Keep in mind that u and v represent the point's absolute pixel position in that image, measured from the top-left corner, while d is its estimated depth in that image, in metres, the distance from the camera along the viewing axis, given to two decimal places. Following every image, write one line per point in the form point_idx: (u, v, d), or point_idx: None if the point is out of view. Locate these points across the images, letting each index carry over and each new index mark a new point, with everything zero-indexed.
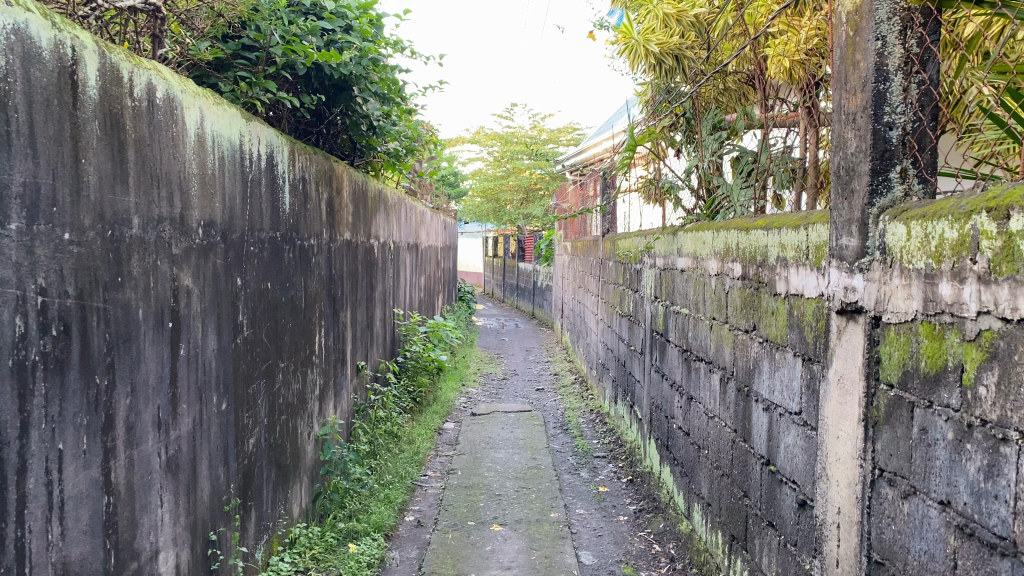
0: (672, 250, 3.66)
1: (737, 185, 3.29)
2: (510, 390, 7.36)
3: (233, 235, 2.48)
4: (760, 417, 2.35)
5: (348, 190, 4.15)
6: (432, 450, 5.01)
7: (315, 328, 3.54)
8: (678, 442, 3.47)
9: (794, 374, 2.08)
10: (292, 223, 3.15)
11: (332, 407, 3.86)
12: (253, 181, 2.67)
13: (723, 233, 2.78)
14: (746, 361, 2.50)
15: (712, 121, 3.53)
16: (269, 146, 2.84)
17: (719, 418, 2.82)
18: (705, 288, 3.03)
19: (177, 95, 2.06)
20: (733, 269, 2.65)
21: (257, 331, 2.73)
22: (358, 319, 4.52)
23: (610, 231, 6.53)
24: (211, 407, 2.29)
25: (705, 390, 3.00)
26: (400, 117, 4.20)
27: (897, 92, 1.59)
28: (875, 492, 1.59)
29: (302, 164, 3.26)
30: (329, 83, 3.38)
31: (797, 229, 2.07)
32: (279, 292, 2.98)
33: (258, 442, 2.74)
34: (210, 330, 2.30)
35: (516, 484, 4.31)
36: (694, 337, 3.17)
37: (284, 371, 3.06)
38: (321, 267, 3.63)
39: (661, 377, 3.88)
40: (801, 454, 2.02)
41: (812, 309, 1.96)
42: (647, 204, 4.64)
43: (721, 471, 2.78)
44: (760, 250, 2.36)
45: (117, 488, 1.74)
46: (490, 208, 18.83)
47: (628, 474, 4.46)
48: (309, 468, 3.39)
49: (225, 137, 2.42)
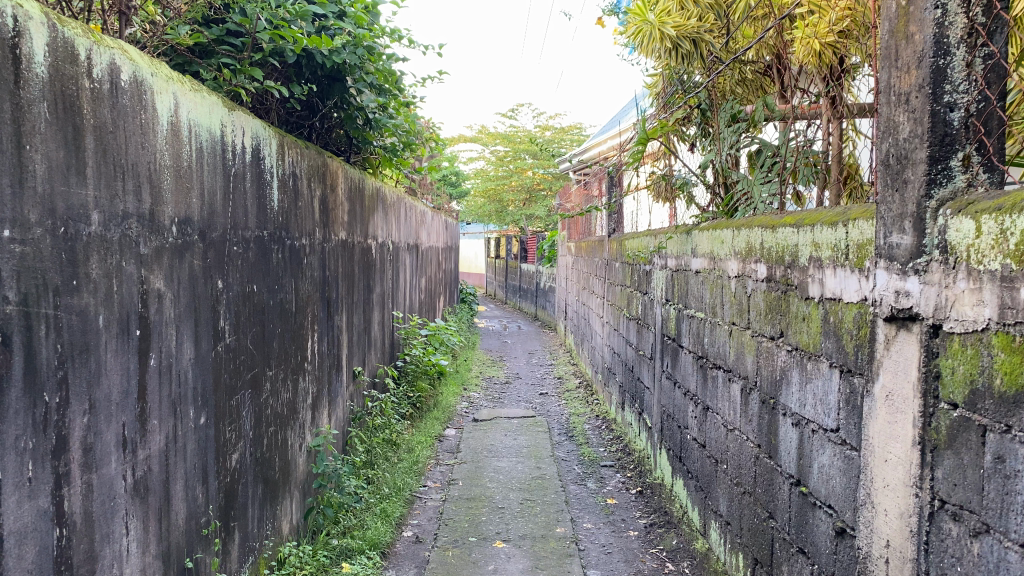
0: (685, 250, 3.46)
1: (758, 180, 3.09)
2: (513, 394, 7.16)
3: (214, 234, 2.28)
4: (788, 432, 2.15)
5: (344, 187, 3.95)
6: (432, 459, 4.81)
7: (308, 333, 3.35)
8: (692, 454, 3.27)
9: (830, 387, 1.88)
10: (282, 222, 2.95)
11: (327, 416, 3.66)
12: (237, 175, 2.47)
13: (744, 231, 2.58)
14: (772, 370, 2.30)
15: (729, 113, 3.32)
16: (255, 138, 2.64)
17: (739, 432, 2.62)
18: (723, 290, 2.83)
19: (146, 78, 1.86)
20: (756, 270, 2.45)
21: (242, 337, 2.53)
22: (356, 323, 4.33)
23: (617, 231, 6.32)
24: (187, 422, 2.10)
25: (724, 400, 2.79)
26: (398, 111, 4.00)
27: (959, 68, 1.39)
28: (935, 526, 1.39)
29: (291, 158, 3.06)
30: (322, 73, 3.18)
31: (834, 226, 1.87)
32: (267, 296, 2.78)
33: (243, 457, 2.54)
34: (186, 338, 2.10)
35: (520, 495, 4.10)
36: (711, 343, 2.97)
37: (272, 380, 2.86)
38: (315, 269, 3.44)
39: (673, 385, 3.67)
40: (839, 476, 1.82)
41: (853, 315, 1.75)
42: (657, 202, 4.44)
43: (742, 489, 2.57)
44: (789, 250, 2.16)
45: (72, 519, 1.54)
46: (493, 208, 18.63)
47: (637, 486, 4.25)
48: (300, 482, 3.19)
49: (205, 127, 2.22)
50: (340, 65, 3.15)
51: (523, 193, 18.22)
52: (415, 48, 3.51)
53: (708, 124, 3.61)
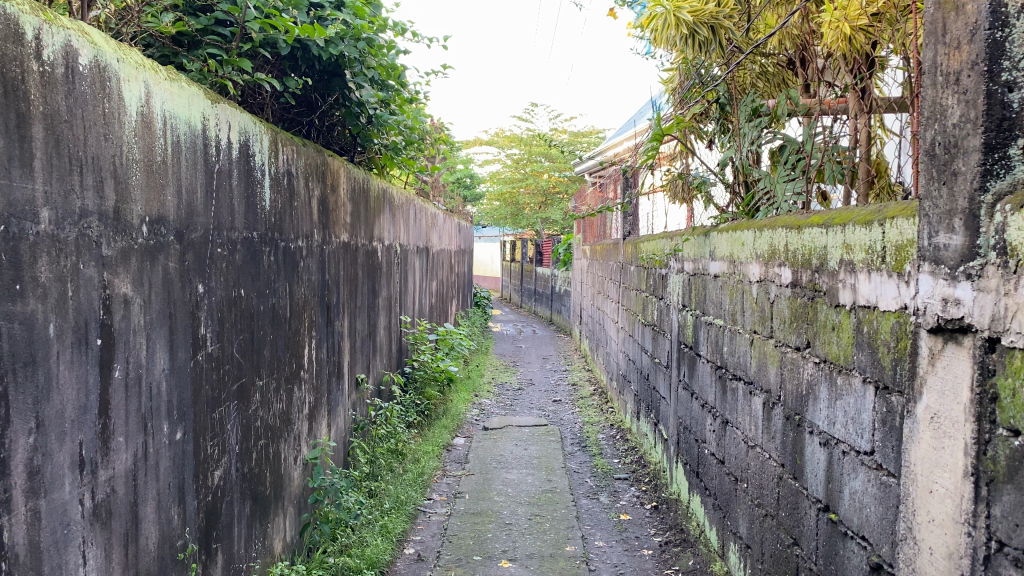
0: (703, 252, 3.27)
1: (781, 178, 2.89)
2: (525, 401, 6.98)
3: (194, 234, 2.12)
4: (816, 453, 1.96)
5: (346, 187, 3.79)
6: (438, 470, 4.64)
7: (305, 340, 3.19)
8: (710, 470, 3.07)
9: (864, 405, 1.69)
10: (275, 223, 2.79)
11: (326, 427, 3.49)
12: (221, 172, 2.31)
13: (767, 232, 2.39)
14: (797, 384, 2.11)
15: (750, 107, 3.12)
16: (244, 134, 2.48)
17: (761, 449, 2.42)
18: (744, 296, 2.64)
19: (111, 64, 1.71)
20: (780, 274, 2.26)
21: (227, 345, 2.37)
22: (359, 329, 4.16)
23: (632, 233, 6.13)
24: (160, 437, 1.94)
25: (745, 414, 2.60)
26: (402, 108, 3.83)
27: (1019, 41, 1.18)
28: (992, 572, 1.20)
29: (286, 155, 2.90)
30: (319, 67, 3.03)
31: (868, 226, 1.68)
32: (257, 301, 2.62)
33: (228, 474, 2.38)
34: (159, 347, 1.94)
35: (529, 510, 3.92)
36: (731, 353, 2.78)
37: (263, 390, 2.70)
38: (313, 273, 3.28)
39: (690, 396, 3.48)
40: (875, 505, 1.62)
41: (890, 325, 1.56)
42: (674, 203, 4.25)
43: (764, 511, 2.38)
44: (817, 252, 1.97)
45: (14, 552, 1.37)
46: (509, 211, 18.47)
47: (652, 500, 4.06)
48: (294, 496, 3.02)
49: (182, 120, 2.06)
50: (337, 58, 2.99)
51: (538, 196, 18.04)
52: (418, 41, 3.34)
53: (727, 120, 3.41)
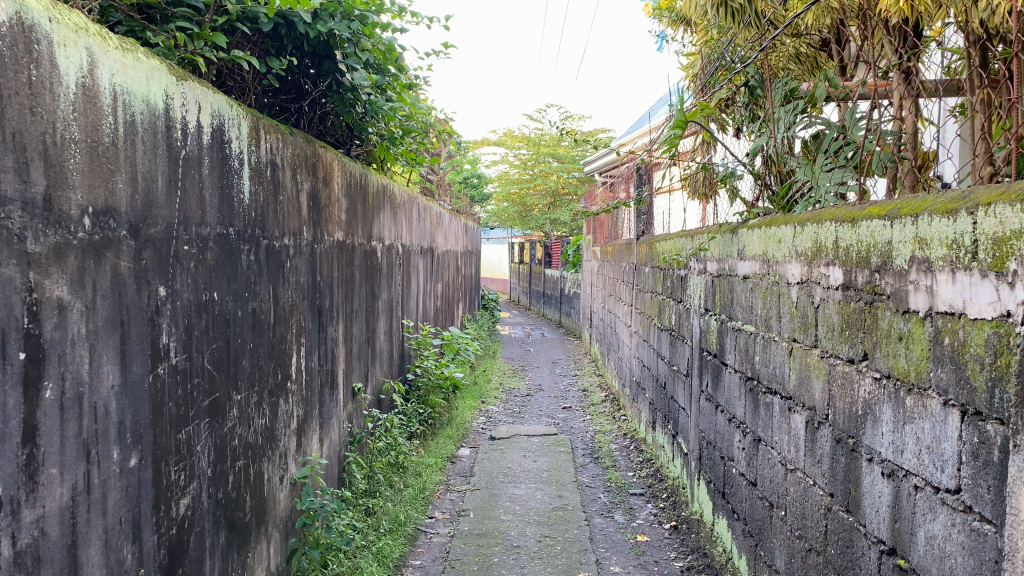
0: (729, 252, 2.98)
1: (819, 168, 2.60)
2: (534, 408, 6.70)
3: (153, 229, 1.84)
4: (877, 486, 1.66)
5: (342, 183, 3.52)
6: (441, 485, 4.36)
7: (294, 348, 2.91)
8: (739, 492, 2.78)
9: (946, 433, 1.39)
10: (257, 218, 2.51)
11: (317, 442, 3.21)
12: (189, 159, 2.03)
13: (811, 227, 2.09)
14: (851, 403, 1.82)
15: (783, 91, 2.83)
16: (218, 116, 2.21)
17: (803, 474, 2.13)
18: (780, 300, 2.35)
19: (40, 23, 1.43)
20: (828, 273, 1.96)
21: (197, 356, 2.09)
22: (356, 334, 3.89)
23: (646, 232, 5.83)
24: (109, 465, 1.66)
25: (782, 433, 2.31)
26: (401, 95, 3.56)
27: None
28: None
29: (269, 144, 2.62)
30: (308, 47, 2.76)
31: (950, 216, 1.39)
32: (234, 305, 2.34)
33: (198, 501, 2.10)
34: (107, 360, 1.65)
35: (537, 531, 3.62)
36: (764, 363, 2.49)
37: (242, 404, 2.42)
38: (302, 274, 3.00)
39: (714, 408, 3.18)
40: (963, 557, 1.33)
41: (984, 336, 1.27)
42: (693, 199, 3.97)
43: (807, 545, 2.09)
44: (878, 249, 1.68)
45: None
46: (517, 211, 18.22)
47: (671, 519, 3.76)
48: (279, 521, 2.74)
49: (139, 97, 1.78)
50: (326, 37, 2.72)
51: (547, 197, 17.78)
52: (418, 21, 3.07)
53: (756, 105, 3.10)
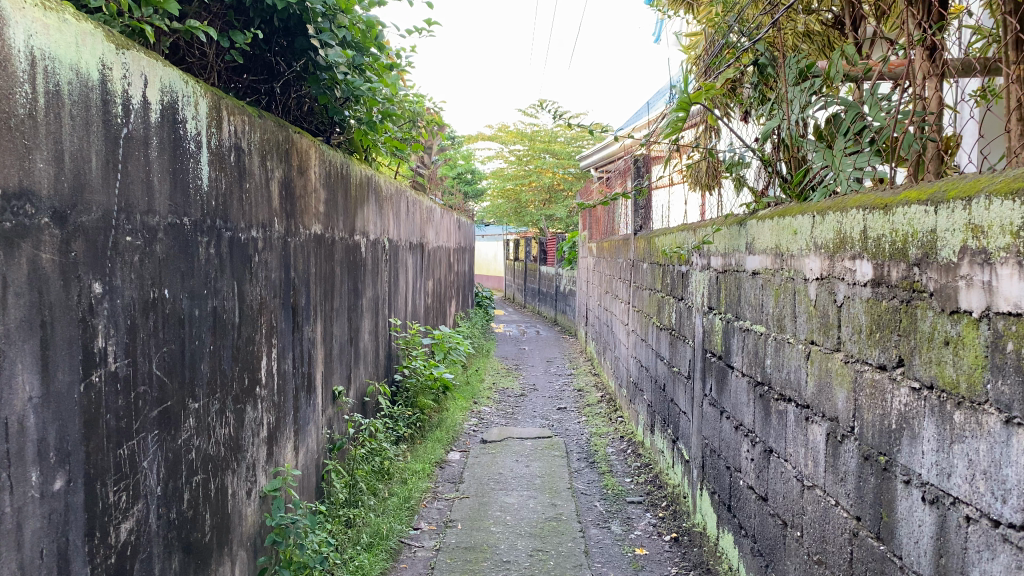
0: (736, 245, 2.76)
1: (837, 153, 2.37)
2: (528, 409, 6.47)
3: (85, 216, 1.61)
4: (916, 512, 1.44)
5: (320, 172, 3.28)
6: (428, 493, 4.13)
7: (263, 350, 2.68)
8: (747, 506, 2.56)
9: (1009, 457, 1.17)
10: (218, 207, 2.28)
11: (291, 450, 2.98)
12: (132, 138, 1.79)
13: (832, 216, 1.86)
14: (882, 416, 1.59)
15: (797, 70, 2.60)
16: (170, 92, 1.97)
17: (823, 492, 1.91)
18: (796, 297, 2.12)
19: None
20: (855, 266, 1.74)
21: (144, 360, 1.86)
22: (337, 334, 3.66)
23: (645, 226, 5.61)
24: (25, 489, 1.42)
25: (798, 445, 2.08)
26: (382, 77, 3.35)
27: None
28: None
29: (234, 126, 2.39)
30: (279, 22, 2.54)
31: (1012, 198, 1.17)
32: (190, 304, 2.10)
33: (146, 523, 1.86)
34: (21, 367, 1.42)
35: (530, 544, 3.40)
36: (776, 367, 2.27)
37: (201, 412, 2.19)
38: (273, 270, 2.76)
39: (719, 414, 2.96)
40: None
41: None
42: (694, 190, 3.76)
43: (828, 573, 1.86)
44: (917, 239, 1.45)
45: None
46: (512, 208, 18.01)
47: (671, 531, 3.54)
48: (245, 540, 2.51)
49: (66, 64, 1.54)
50: (296, 11, 2.49)
51: (542, 194, 17.57)
52: None
53: (767, 85, 2.88)
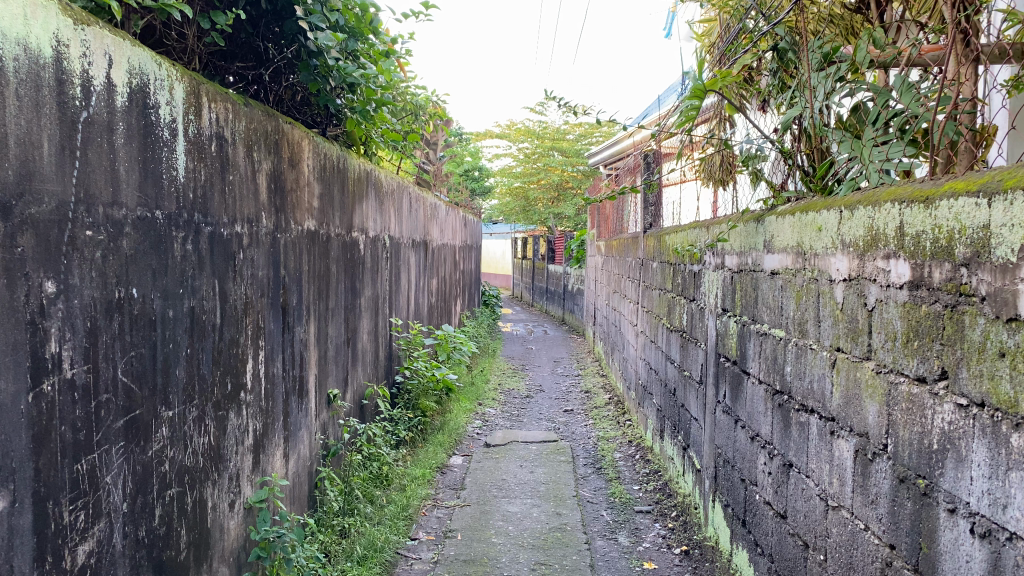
0: (753, 242, 2.58)
1: (864, 143, 2.20)
2: (534, 411, 6.31)
3: (35, 207, 1.45)
4: (962, 546, 1.27)
5: (314, 164, 3.12)
6: (428, 500, 3.97)
7: (248, 353, 2.52)
8: (763, 523, 2.40)
9: None
10: (197, 200, 2.12)
11: (280, 458, 2.83)
12: (93, 122, 1.63)
13: (863, 210, 1.69)
14: (921, 435, 1.42)
15: (819, 56, 2.42)
16: (140, 75, 1.82)
17: (850, 514, 1.74)
18: (820, 299, 1.95)
19: None
20: (890, 264, 1.56)
21: (107, 366, 1.70)
22: (333, 334, 3.50)
23: (654, 224, 5.44)
24: None
25: (821, 461, 1.91)
26: (378, 64, 3.20)
27: None
28: None
29: (216, 114, 2.24)
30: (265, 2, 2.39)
31: None
32: (163, 304, 1.95)
33: (110, 544, 1.71)
34: None
35: (532, 557, 3.23)
36: (797, 375, 2.10)
37: (175, 421, 2.03)
38: (260, 268, 2.60)
39: (733, 422, 2.79)
40: None
41: None
42: (707, 185, 3.59)
43: None
44: (966, 236, 1.28)
45: None
46: (519, 206, 17.86)
47: (681, 543, 3.37)
48: (227, 554, 2.35)
49: (13, 37, 1.38)
50: None
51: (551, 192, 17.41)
52: None
53: (787, 73, 2.70)
